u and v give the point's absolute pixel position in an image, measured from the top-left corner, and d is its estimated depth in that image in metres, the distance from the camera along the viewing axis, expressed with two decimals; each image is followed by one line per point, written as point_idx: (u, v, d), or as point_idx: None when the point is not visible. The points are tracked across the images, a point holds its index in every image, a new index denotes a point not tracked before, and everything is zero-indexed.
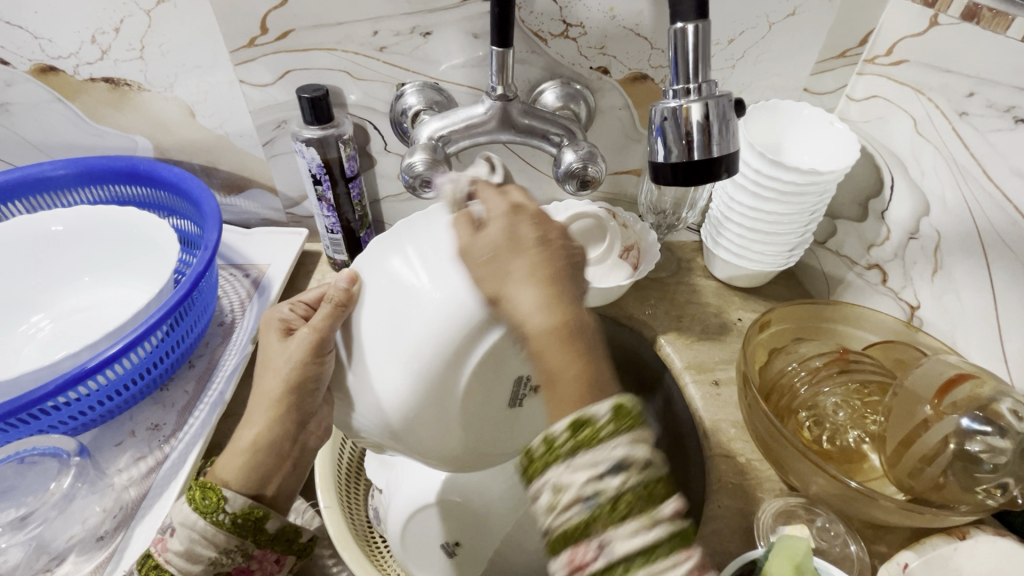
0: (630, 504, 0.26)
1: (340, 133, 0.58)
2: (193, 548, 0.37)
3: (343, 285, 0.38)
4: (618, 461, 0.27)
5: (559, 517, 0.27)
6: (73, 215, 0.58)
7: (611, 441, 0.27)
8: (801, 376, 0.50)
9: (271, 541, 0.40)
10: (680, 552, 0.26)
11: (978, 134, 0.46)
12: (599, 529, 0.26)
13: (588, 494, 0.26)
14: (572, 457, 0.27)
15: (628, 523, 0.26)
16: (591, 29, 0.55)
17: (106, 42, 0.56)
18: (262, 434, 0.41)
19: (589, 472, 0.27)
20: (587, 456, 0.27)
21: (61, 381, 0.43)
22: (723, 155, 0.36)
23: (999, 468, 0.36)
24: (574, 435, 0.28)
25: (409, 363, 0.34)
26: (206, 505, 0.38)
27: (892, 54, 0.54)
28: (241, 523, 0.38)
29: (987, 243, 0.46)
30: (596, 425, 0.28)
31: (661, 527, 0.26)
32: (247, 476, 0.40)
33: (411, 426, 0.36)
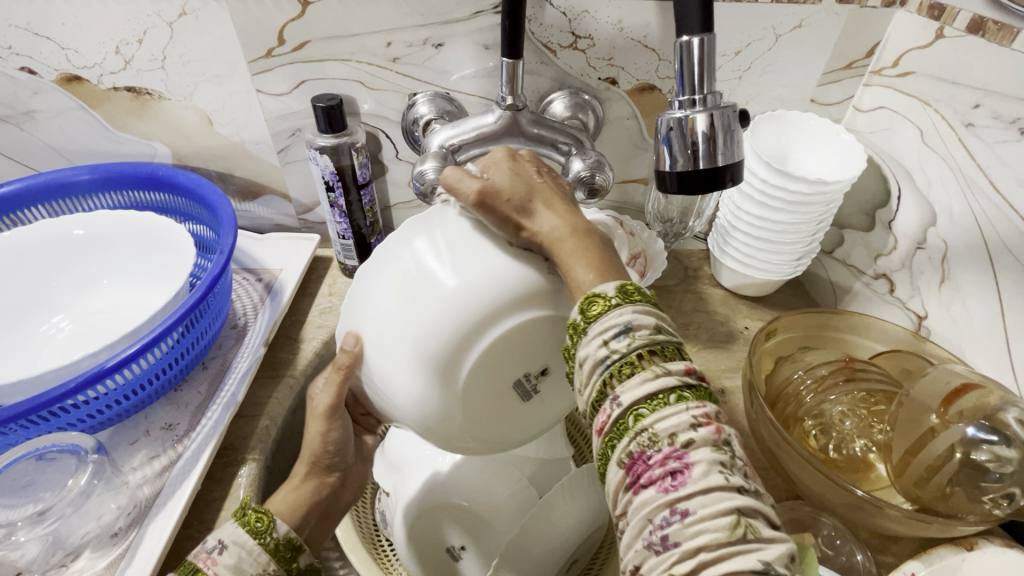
0: (636, 362, 0.30)
1: (353, 141, 0.59)
2: (241, 567, 0.35)
3: (348, 349, 0.38)
4: (625, 327, 0.31)
5: (586, 388, 0.32)
6: (94, 219, 0.60)
7: (617, 310, 0.31)
8: (807, 385, 0.50)
9: (301, 574, 0.38)
10: (687, 398, 0.29)
11: (984, 145, 0.46)
12: (614, 387, 0.30)
13: (603, 359, 0.31)
14: (588, 332, 0.32)
15: (635, 375, 0.30)
16: (599, 40, 0.57)
17: (130, 52, 0.58)
18: (298, 487, 0.41)
19: (600, 339, 0.31)
20: (598, 327, 0.31)
21: (80, 380, 0.44)
22: (729, 163, 0.37)
23: (1005, 477, 0.37)
24: (586, 314, 0.32)
25: (412, 352, 0.36)
26: (259, 527, 0.36)
27: (898, 65, 0.55)
28: (282, 551, 0.37)
29: (994, 253, 0.46)
30: (605, 300, 0.32)
31: (669, 377, 0.29)
32: (294, 515, 0.39)
33: (417, 412, 0.37)
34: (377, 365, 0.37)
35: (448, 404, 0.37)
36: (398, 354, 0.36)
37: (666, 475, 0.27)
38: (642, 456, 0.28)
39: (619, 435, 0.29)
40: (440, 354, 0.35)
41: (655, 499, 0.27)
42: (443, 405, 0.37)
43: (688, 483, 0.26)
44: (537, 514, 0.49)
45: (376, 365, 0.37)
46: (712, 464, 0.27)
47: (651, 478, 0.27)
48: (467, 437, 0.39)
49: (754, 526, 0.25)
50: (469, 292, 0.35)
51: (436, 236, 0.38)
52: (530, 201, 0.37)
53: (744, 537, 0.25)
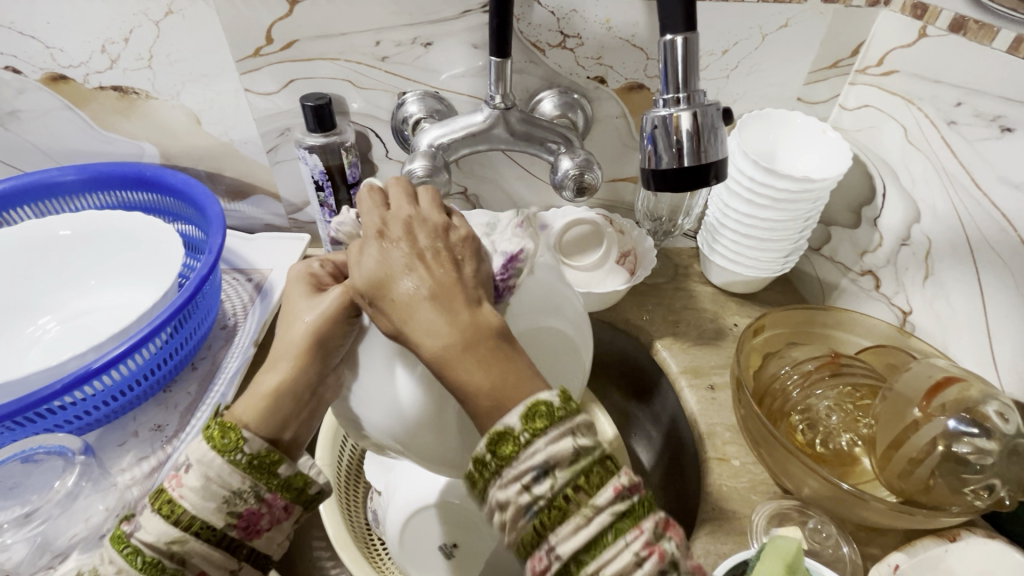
0: (564, 505, 0.26)
1: (342, 141, 0.59)
2: (208, 485, 0.34)
3: None
4: (543, 467, 0.26)
5: (511, 529, 0.27)
6: (80, 220, 0.60)
7: (530, 449, 0.26)
8: (794, 380, 0.51)
9: (282, 486, 0.36)
10: (624, 530, 0.26)
11: (966, 142, 0.47)
12: (546, 535, 0.26)
13: (527, 506, 0.26)
14: (502, 474, 0.27)
15: (566, 522, 0.26)
16: (588, 40, 0.57)
17: (115, 51, 0.58)
18: (284, 381, 0.36)
19: (518, 485, 0.26)
20: (513, 471, 0.26)
21: (67, 381, 0.44)
22: (714, 161, 0.37)
23: (986, 469, 0.37)
24: (497, 452, 0.27)
25: (416, 374, 0.34)
26: (224, 443, 0.34)
27: (883, 64, 0.55)
28: (256, 464, 0.35)
29: (976, 249, 0.47)
30: (516, 436, 0.27)
31: (602, 512, 0.26)
32: (268, 417, 0.36)
33: (419, 436, 0.36)
34: (376, 387, 0.35)
35: (444, 418, 0.35)
36: (394, 365, 0.35)
37: None
38: None
39: None
40: (436, 369, 0.34)
41: None
42: (446, 427, 0.35)
43: None
44: None
45: (375, 389, 0.35)
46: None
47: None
48: (472, 457, 0.38)
49: None
50: None
51: None
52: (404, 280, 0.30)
53: None
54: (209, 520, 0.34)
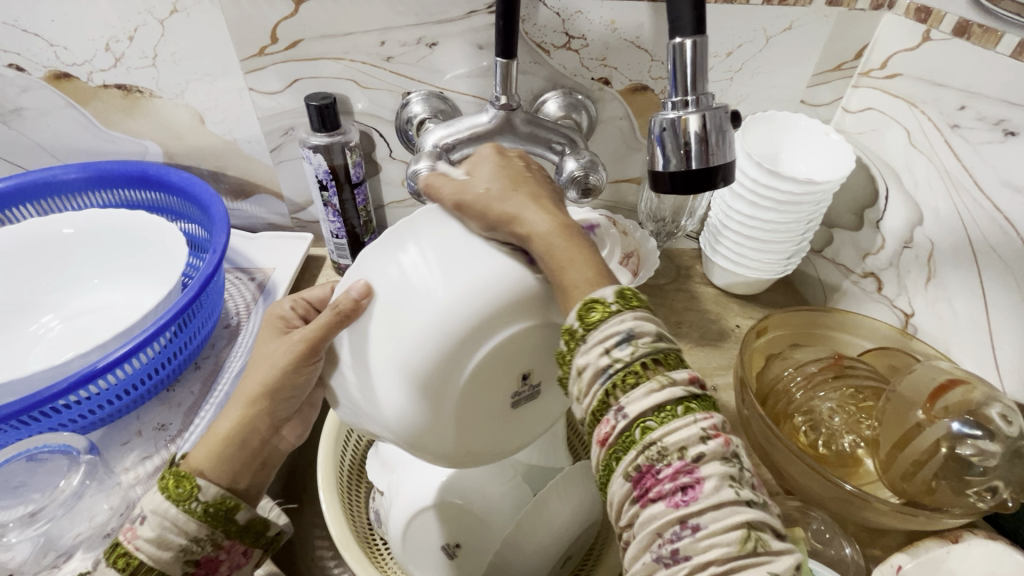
0: (640, 371, 0.29)
1: (346, 140, 0.59)
2: (165, 535, 0.36)
3: (355, 296, 0.36)
4: (627, 335, 0.30)
5: (586, 397, 0.31)
6: (83, 218, 0.59)
7: (619, 317, 0.30)
8: (798, 381, 0.51)
9: (241, 532, 0.39)
10: (695, 410, 0.28)
11: (969, 146, 0.47)
12: (617, 397, 0.29)
13: (604, 368, 0.30)
14: (587, 339, 0.31)
15: (641, 386, 0.29)
16: (593, 41, 0.57)
17: (120, 50, 0.58)
18: (235, 426, 0.40)
19: (602, 348, 0.30)
20: (598, 334, 0.30)
21: (72, 380, 0.44)
22: (721, 163, 0.37)
23: (989, 471, 0.37)
24: (584, 321, 0.31)
25: (407, 384, 0.34)
26: (179, 492, 0.36)
27: (886, 67, 0.56)
28: (213, 512, 0.37)
29: (979, 252, 0.47)
30: (605, 307, 0.31)
31: (674, 387, 0.29)
32: (221, 466, 0.39)
33: (412, 441, 0.36)
34: (367, 391, 0.35)
35: (438, 419, 0.35)
36: (389, 376, 0.34)
37: (677, 490, 0.26)
38: (650, 470, 0.27)
39: (625, 447, 0.28)
40: (431, 381, 0.34)
41: (666, 514, 0.26)
42: (438, 429, 0.36)
43: (699, 498, 0.26)
44: (531, 511, 0.50)
45: (365, 392, 0.36)
46: (723, 478, 0.26)
47: (661, 492, 0.27)
48: (461, 454, 0.39)
49: (764, 539, 0.26)
50: (460, 319, 0.34)
51: (422, 252, 0.36)
52: (513, 199, 0.36)
53: (756, 550, 0.25)
54: (167, 570, 0.36)
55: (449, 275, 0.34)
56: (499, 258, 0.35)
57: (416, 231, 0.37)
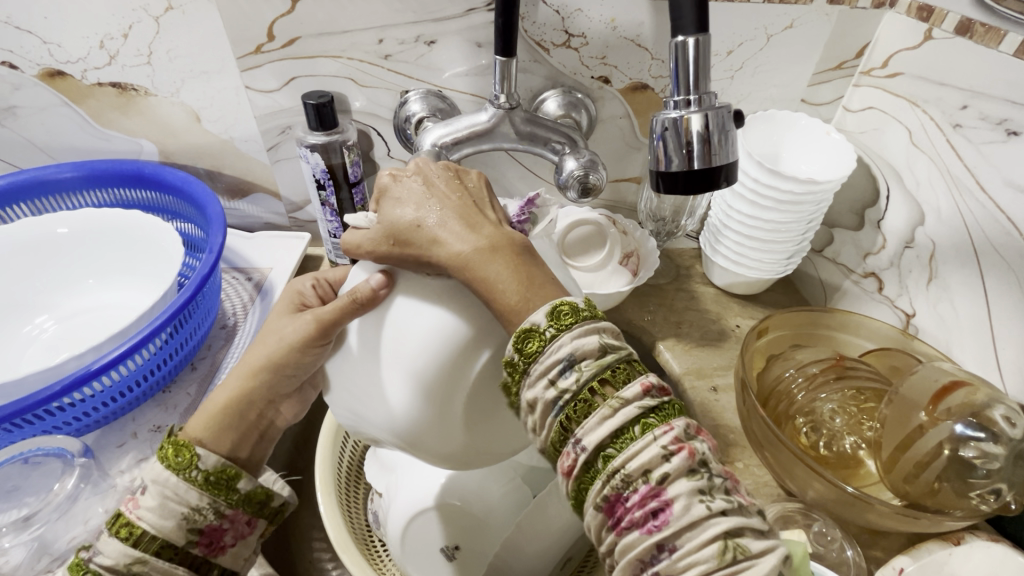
0: (589, 398, 0.28)
1: (344, 139, 0.59)
2: (166, 505, 0.36)
3: (372, 285, 0.35)
4: (569, 361, 0.29)
5: (542, 430, 0.30)
6: (78, 218, 0.59)
7: (556, 342, 0.29)
8: (799, 382, 0.51)
9: (243, 502, 0.39)
10: (653, 425, 0.27)
11: (971, 145, 0.47)
12: (574, 428, 0.28)
13: (554, 401, 0.29)
14: (531, 372, 0.30)
15: (592, 414, 0.28)
16: (592, 39, 0.56)
17: (114, 47, 0.57)
18: (234, 396, 0.41)
19: (546, 380, 0.29)
20: (539, 367, 0.29)
21: (66, 383, 0.43)
22: (723, 164, 0.37)
23: (992, 474, 0.37)
24: (524, 352, 0.30)
25: (411, 379, 0.33)
26: (179, 462, 0.37)
27: (888, 66, 0.55)
28: (214, 480, 0.38)
29: (981, 252, 0.47)
30: (539, 335, 0.30)
31: (627, 407, 0.28)
32: (221, 435, 0.40)
33: (420, 443, 0.35)
34: (373, 390, 0.35)
35: (444, 417, 0.34)
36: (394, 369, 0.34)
37: (647, 517, 0.26)
38: (619, 499, 0.27)
39: (591, 479, 0.28)
40: (435, 376, 0.33)
41: (640, 542, 0.26)
42: (449, 429, 0.35)
43: (669, 521, 0.26)
44: (531, 513, 0.49)
45: (371, 392, 0.35)
46: (691, 494, 0.26)
47: (632, 520, 0.26)
48: (472, 457, 0.38)
49: (743, 545, 0.25)
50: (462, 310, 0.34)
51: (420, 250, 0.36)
52: (433, 220, 0.35)
53: (734, 559, 0.25)
54: (170, 539, 0.36)
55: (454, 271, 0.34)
56: None
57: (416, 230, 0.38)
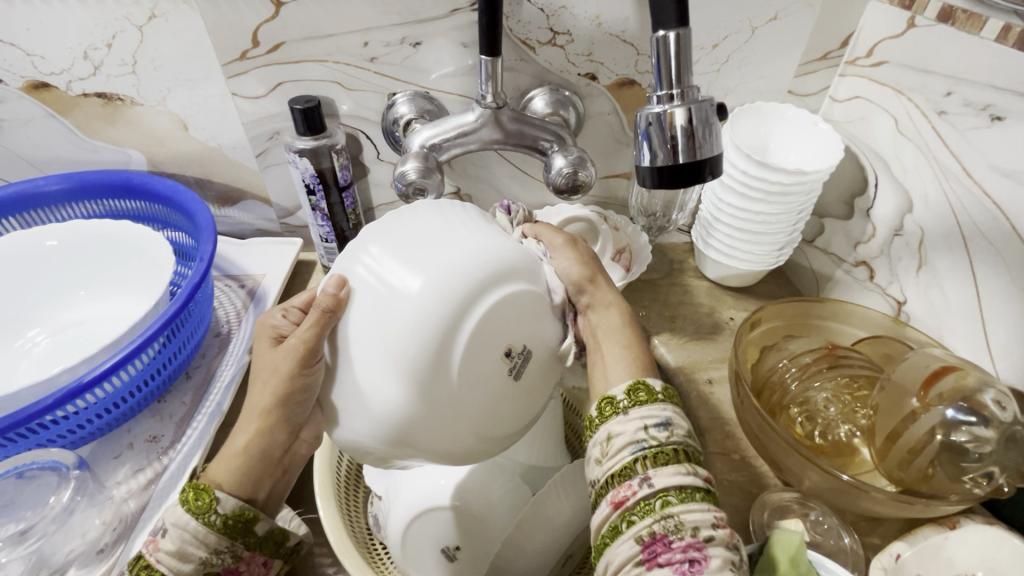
0: (671, 454, 0.33)
1: (332, 143, 0.58)
2: (185, 548, 0.38)
3: (331, 290, 0.37)
4: (665, 421, 0.35)
5: (609, 459, 0.35)
6: (66, 230, 0.58)
7: (660, 404, 0.36)
8: (792, 372, 0.51)
9: (260, 543, 0.41)
10: (705, 500, 0.32)
11: (956, 132, 0.47)
12: (644, 468, 0.33)
13: (638, 440, 0.34)
14: (626, 412, 0.36)
15: (671, 465, 0.33)
16: (578, 36, 0.57)
17: (98, 57, 0.57)
18: (254, 438, 0.42)
19: (639, 425, 0.35)
20: (638, 414, 0.35)
21: (58, 396, 0.43)
22: (708, 157, 0.37)
23: (984, 457, 0.37)
24: (631, 398, 0.36)
25: (397, 376, 0.34)
26: (200, 505, 0.38)
27: (872, 55, 0.56)
28: (233, 524, 0.39)
29: (968, 237, 0.47)
30: (650, 391, 0.36)
31: (695, 476, 0.33)
32: (241, 480, 0.41)
33: (412, 441, 0.36)
34: (355, 391, 0.36)
35: (432, 412, 0.35)
36: (376, 367, 0.35)
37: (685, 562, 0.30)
38: (662, 538, 0.31)
39: (642, 513, 0.32)
40: (418, 368, 0.34)
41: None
42: (435, 423, 0.35)
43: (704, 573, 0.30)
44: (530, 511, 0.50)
45: (354, 395, 0.36)
46: (724, 561, 0.30)
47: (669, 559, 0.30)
48: (469, 449, 0.38)
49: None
50: (441, 302, 0.34)
51: (389, 246, 0.36)
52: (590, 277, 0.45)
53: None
54: None
55: (420, 262, 0.35)
56: (467, 241, 0.37)
57: (392, 221, 0.38)
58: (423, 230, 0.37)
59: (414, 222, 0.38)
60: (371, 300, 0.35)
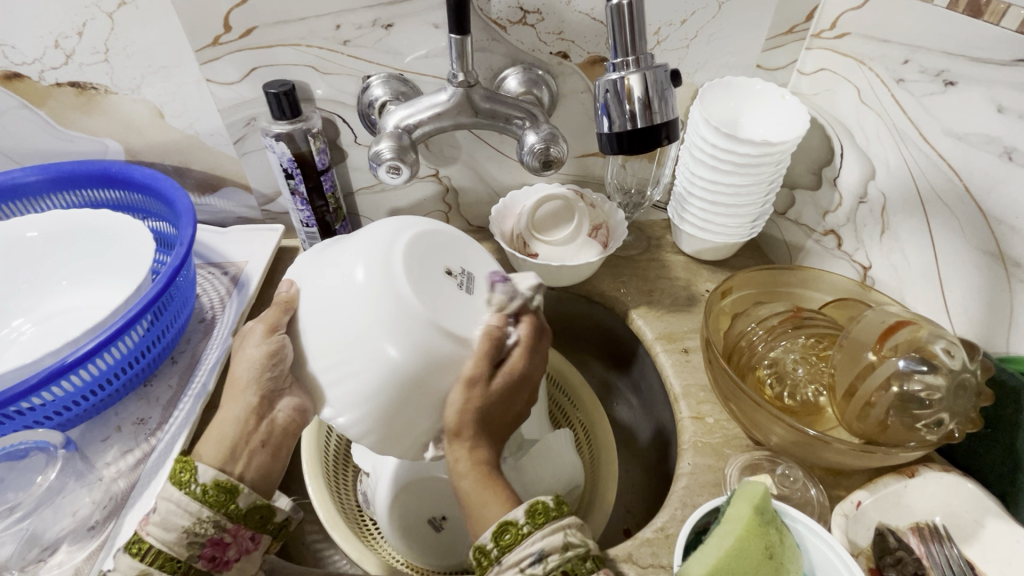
0: None
1: (308, 127, 0.59)
2: (169, 519, 0.39)
3: (283, 290, 0.43)
4: (539, 554, 0.36)
5: None
6: (46, 220, 0.59)
7: (529, 539, 0.36)
8: (760, 335, 0.53)
9: (244, 517, 0.41)
10: None
11: (913, 98, 0.49)
12: None
13: None
14: (500, 562, 0.36)
15: None
16: (548, 15, 0.57)
17: (70, 46, 0.57)
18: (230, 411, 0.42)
19: (517, 568, 0.36)
20: (512, 558, 0.36)
21: (42, 376, 0.44)
22: (665, 122, 0.38)
23: (935, 404, 0.39)
24: (499, 544, 0.37)
25: (371, 309, 0.39)
26: (182, 477, 0.40)
27: (836, 27, 0.57)
28: (214, 494, 0.40)
29: (926, 201, 0.49)
30: (516, 529, 0.37)
31: None
32: (220, 450, 0.42)
33: (407, 385, 0.39)
34: (348, 346, 0.39)
35: (415, 326, 0.39)
36: (353, 318, 0.39)
37: None
38: None
39: None
40: (386, 292, 0.39)
41: None
42: (424, 336, 0.39)
43: None
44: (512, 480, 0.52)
45: (351, 351, 0.39)
46: None
47: None
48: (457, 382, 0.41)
49: None
50: (382, 244, 0.42)
51: (322, 252, 0.45)
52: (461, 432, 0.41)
53: None
54: (174, 552, 0.39)
55: (352, 240, 0.43)
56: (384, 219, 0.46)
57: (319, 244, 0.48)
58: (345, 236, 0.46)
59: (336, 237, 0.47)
60: (318, 284, 0.42)
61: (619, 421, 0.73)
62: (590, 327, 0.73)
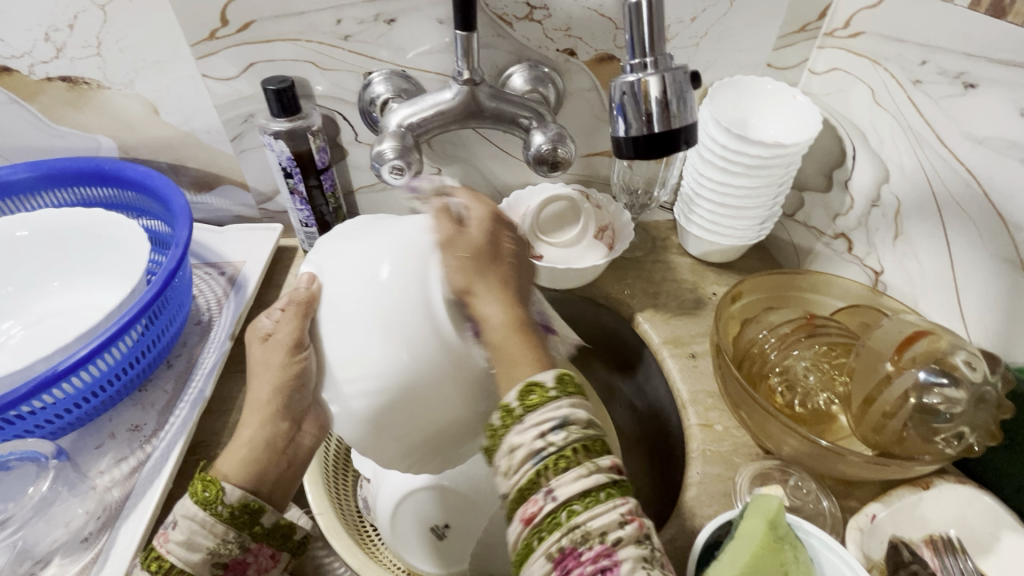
0: (570, 455, 0.31)
1: (308, 124, 0.57)
2: (192, 539, 0.37)
3: (304, 285, 0.40)
4: (561, 421, 0.32)
5: (515, 474, 0.32)
6: (36, 219, 0.57)
7: (555, 402, 0.33)
8: (771, 343, 0.52)
9: (267, 535, 0.40)
10: (615, 496, 0.31)
11: (931, 101, 0.48)
12: (547, 480, 0.31)
13: (537, 451, 0.31)
14: (524, 420, 0.32)
15: (570, 471, 0.31)
16: (555, 11, 0.56)
17: (61, 39, 0.55)
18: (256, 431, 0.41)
19: (537, 431, 0.32)
20: (534, 418, 0.32)
21: (32, 385, 0.42)
22: (683, 126, 0.37)
23: (955, 418, 0.38)
24: (524, 402, 0.33)
25: (390, 327, 0.36)
26: (206, 496, 0.38)
27: (850, 26, 0.56)
28: (238, 515, 0.38)
29: (943, 206, 0.48)
30: (543, 390, 0.33)
31: (600, 475, 0.31)
32: (247, 470, 0.40)
33: (420, 404, 0.37)
34: (359, 363, 0.36)
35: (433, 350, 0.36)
36: (370, 330, 0.36)
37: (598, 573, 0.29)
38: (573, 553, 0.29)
39: (551, 529, 0.30)
40: (407, 311, 0.36)
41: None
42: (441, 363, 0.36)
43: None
44: None
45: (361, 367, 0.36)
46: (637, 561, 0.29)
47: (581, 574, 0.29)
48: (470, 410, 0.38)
49: None
50: (409, 249, 0.38)
51: (347, 239, 0.41)
52: (478, 280, 0.38)
53: None
54: (196, 573, 0.38)
55: (378, 236, 0.40)
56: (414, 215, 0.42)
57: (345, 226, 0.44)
58: (371, 223, 0.43)
59: (364, 223, 0.43)
60: (338, 283, 0.38)
61: (623, 425, 0.72)
62: (594, 329, 0.72)
